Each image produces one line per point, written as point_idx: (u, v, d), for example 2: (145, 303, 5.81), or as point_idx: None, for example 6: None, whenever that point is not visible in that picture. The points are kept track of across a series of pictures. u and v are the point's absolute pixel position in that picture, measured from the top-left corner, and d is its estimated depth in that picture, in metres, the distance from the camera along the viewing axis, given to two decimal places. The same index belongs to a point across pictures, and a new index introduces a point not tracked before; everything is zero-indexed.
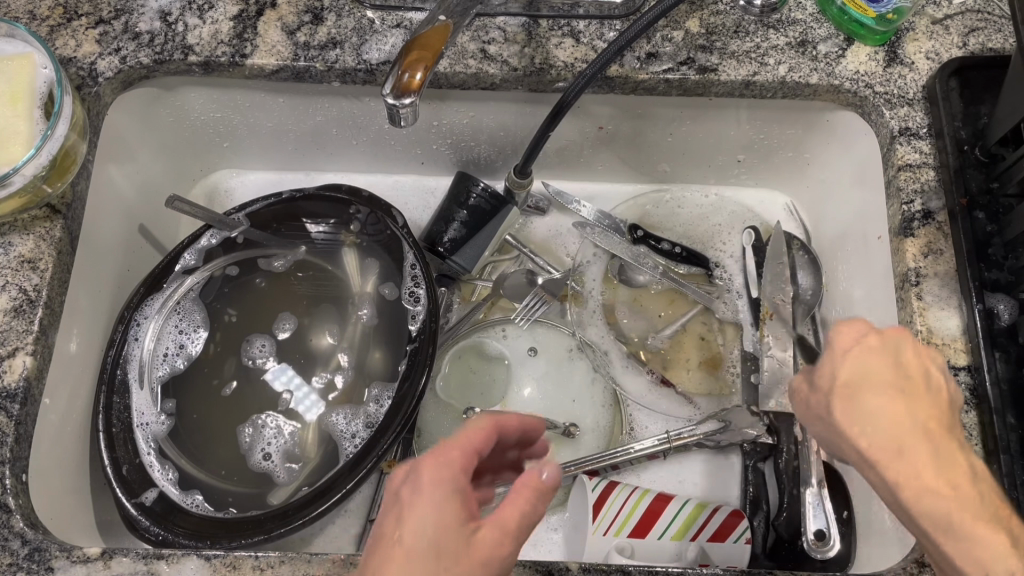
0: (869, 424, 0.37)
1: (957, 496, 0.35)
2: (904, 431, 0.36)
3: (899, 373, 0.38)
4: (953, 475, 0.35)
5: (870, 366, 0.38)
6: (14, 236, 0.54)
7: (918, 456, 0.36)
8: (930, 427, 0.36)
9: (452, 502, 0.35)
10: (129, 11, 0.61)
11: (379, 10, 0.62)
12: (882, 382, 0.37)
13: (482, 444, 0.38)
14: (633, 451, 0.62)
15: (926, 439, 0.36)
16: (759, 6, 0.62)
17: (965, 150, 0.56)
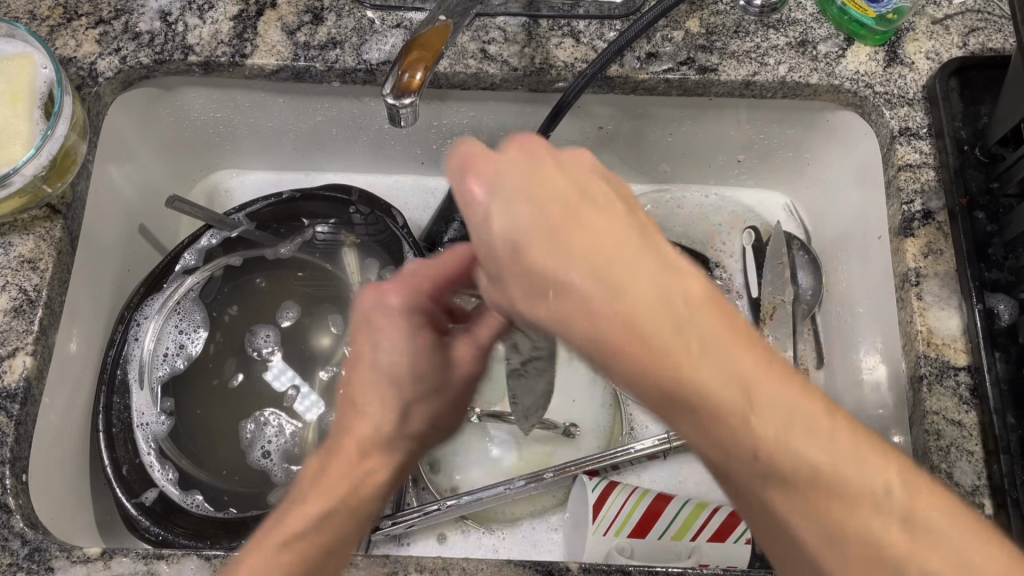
0: (698, 421, 0.27)
1: (850, 507, 0.27)
2: (772, 425, 0.27)
3: (665, 335, 0.26)
4: (839, 483, 0.27)
5: (642, 315, 0.26)
6: (14, 236, 0.54)
7: (792, 450, 0.27)
8: (756, 414, 0.26)
9: (413, 335, 0.36)
10: (129, 11, 0.61)
11: (379, 10, 0.62)
12: (601, 335, 0.27)
13: (454, 273, 0.36)
14: (633, 451, 0.62)
15: (793, 430, 0.27)
16: (758, 5, 0.62)
17: (965, 150, 0.56)
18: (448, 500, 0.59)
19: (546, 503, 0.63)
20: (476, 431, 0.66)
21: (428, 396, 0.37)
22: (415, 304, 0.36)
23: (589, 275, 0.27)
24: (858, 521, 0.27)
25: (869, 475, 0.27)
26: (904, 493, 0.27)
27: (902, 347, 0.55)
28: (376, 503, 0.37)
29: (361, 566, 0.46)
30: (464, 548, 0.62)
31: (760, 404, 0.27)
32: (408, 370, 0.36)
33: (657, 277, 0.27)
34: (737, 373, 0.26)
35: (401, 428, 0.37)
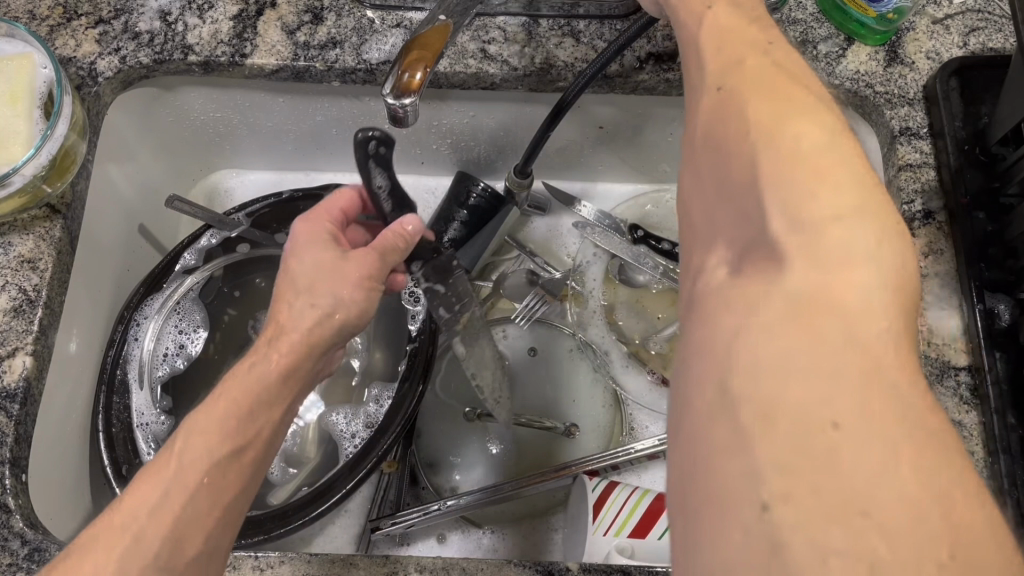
0: (838, 255, 0.24)
1: (825, 356, 0.23)
2: (780, 235, 0.25)
3: (823, 175, 0.25)
4: (832, 330, 0.23)
5: (840, 173, 0.25)
6: (14, 236, 0.54)
7: (778, 273, 0.25)
8: (870, 278, 0.24)
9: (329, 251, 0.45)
10: (128, 11, 0.61)
11: (379, 10, 0.61)
12: (761, 157, 0.27)
13: (347, 204, 0.50)
14: (633, 451, 0.62)
15: (808, 247, 0.25)
16: None
17: (965, 150, 0.56)
18: (448, 500, 0.59)
19: (547, 503, 0.64)
20: (476, 433, 0.66)
21: (332, 282, 0.43)
22: (316, 229, 0.46)
23: (815, 131, 0.27)
24: (826, 380, 0.23)
25: (872, 347, 0.23)
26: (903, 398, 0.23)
27: None
28: (299, 361, 0.41)
29: (360, 566, 0.46)
30: (464, 548, 0.62)
31: (778, 208, 0.26)
32: (300, 265, 0.44)
33: (830, 136, 0.27)
34: (794, 179, 0.26)
35: (316, 304, 0.43)
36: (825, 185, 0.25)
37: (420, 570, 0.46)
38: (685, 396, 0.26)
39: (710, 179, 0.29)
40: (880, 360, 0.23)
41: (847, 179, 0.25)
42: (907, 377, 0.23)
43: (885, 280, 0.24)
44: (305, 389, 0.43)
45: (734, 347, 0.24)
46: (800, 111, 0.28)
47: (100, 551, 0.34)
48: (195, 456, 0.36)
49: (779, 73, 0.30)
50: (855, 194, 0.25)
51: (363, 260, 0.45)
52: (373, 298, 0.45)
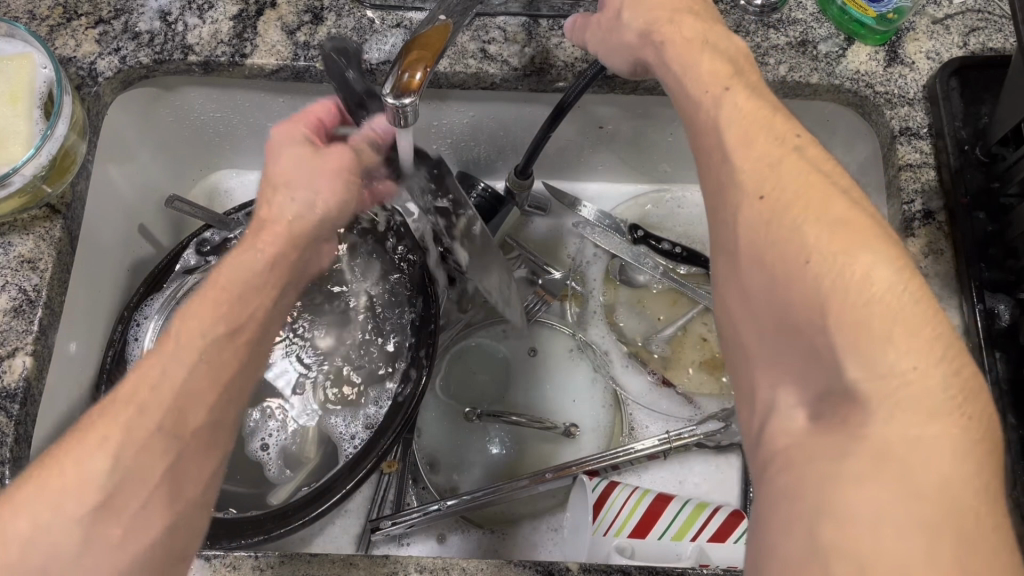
0: (919, 415, 0.26)
1: (911, 507, 0.25)
2: (859, 385, 0.27)
3: (902, 321, 0.27)
4: (918, 485, 0.25)
5: (912, 316, 0.27)
6: (14, 236, 0.53)
7: (862, 425, 0.27)
8: (946, 431, 0.26)
9: (307, 146, 0.47)
10: (128, 11, 0.61)
11: (379, 10, 0.62)
12: (824, 295, 0.28)
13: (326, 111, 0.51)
14: (633, 451, 0.62)
15: (887, 400, 0.26)
16: (759, 6, 0.62)
17: (965, 150, 0.56)
18: (448, 500, 0.59)
19: (546, 503, 0.64)
20: (477, 432, 0.66)
21: (311, 175, 0.46)
22: (295, 130, 0.48)
23: (879, 263, 0.28)
24: (913, 533, 0.24)
25: (957, 506, 0.25)
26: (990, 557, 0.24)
27: None
28: (283, 250, 0.43)
29: (360, 566, 0.46)
30: (464, 547, 0.62)
31: (851, 352, 0.27)
32: (277, 161, 0.46)
33: (900, 271, 0.28)
34: (865, 332, 0.27)
35: (296, 197, 0.45)
36: (898, 329, 0.27)
37: (420, 570, 0.46)
38: (772, 538, 0.28)
39: (766, 311, 0.31)
40: (962, 513, 0.25)
41: (920, 324, 0.27)
42: (992, 531, 0.25)
43: (963, 436, 0.26)
44: (292, 284, 0.45)
45: (821, 497, 0.26)
46: (862, 238, 0.29)
47: (106, 419, 0.34)
48: (193, 331, 0.38)
49: (827, 182, 0.31)
50: (933, 340, 0.27)
51: (340, 155, 0.47)
52: (350, 189, 0.48)
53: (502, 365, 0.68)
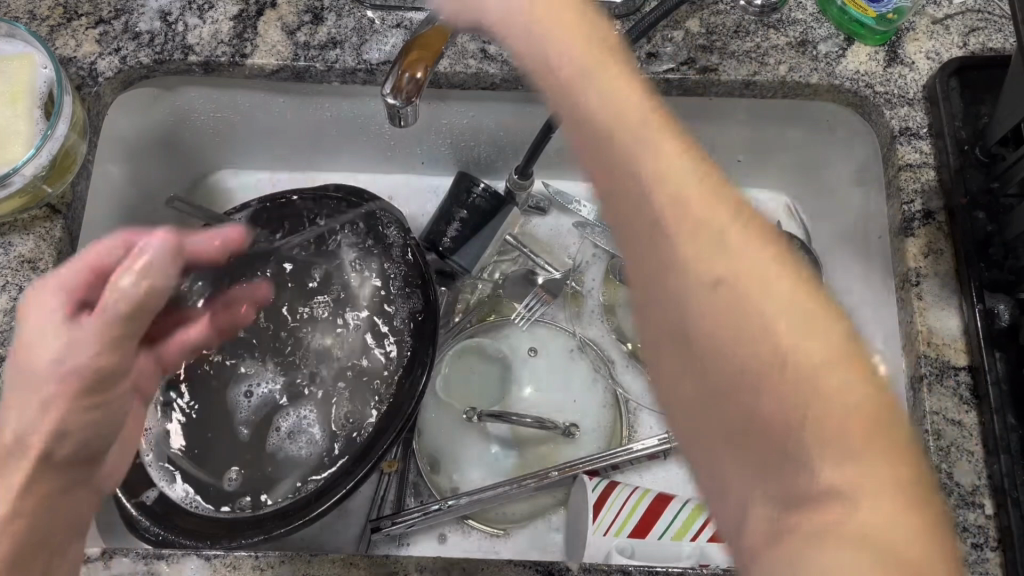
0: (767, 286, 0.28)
1: (755, 378, 0.27)
2: (707, 267, 0.29)
3: (667, 211, 0.30)
4: (781, 373, 0.27)
5: (670, 190, 0.30)
6: (14, 237, 0.54)
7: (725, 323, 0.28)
8: (796, 310, 0.28)
9: (60, 383, 0.38)
10: (129, 11, 0.61)
11: (379, 10, 0.62)
12: (614, 184, 0.32)
13: (110, 253, 0.41)
14: (633, 451, 0.62)
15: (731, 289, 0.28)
16: (758, 6, 0.62)
17: (965, 150, 0.56)
18: (448, 500, 0.60)
19: (545, 503, 0.63)
20: (476, 431, 0.66)
21: (64, 390, 0.38)
22: (61, 307, 0.39)
23: (690, 182, 0.30)
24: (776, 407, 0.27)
25: (821, 386, 0.26)
26: (846, 426, 0.26)
27: (903, 346, 0.55)
28: (37, 519, 0.37)
29: (360, 566, 0.46)
30: (464, 547, 0.62)
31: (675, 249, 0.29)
32: (31, 359, 0.38)
33: (683, 163, 0.31)
34: (638, 207, 0.30)
35: (51, 430, 0.38)
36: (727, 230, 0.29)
37: (420, 570, 0.46)
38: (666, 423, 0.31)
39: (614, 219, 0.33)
40: (829, 390, 0.26)
41: (690, 198, 0.30)
42: (862, 405, 0.26)
43: (799, 304, 0.28)
44: (61, 526, 0.39)
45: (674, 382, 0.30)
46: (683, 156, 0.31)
47: None
48: None
49: (624, 76, 0.34)
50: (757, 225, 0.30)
51: (87, 347, 0.38)
52: (103, 410, 0.40)
53: (502, 363, 0.68)
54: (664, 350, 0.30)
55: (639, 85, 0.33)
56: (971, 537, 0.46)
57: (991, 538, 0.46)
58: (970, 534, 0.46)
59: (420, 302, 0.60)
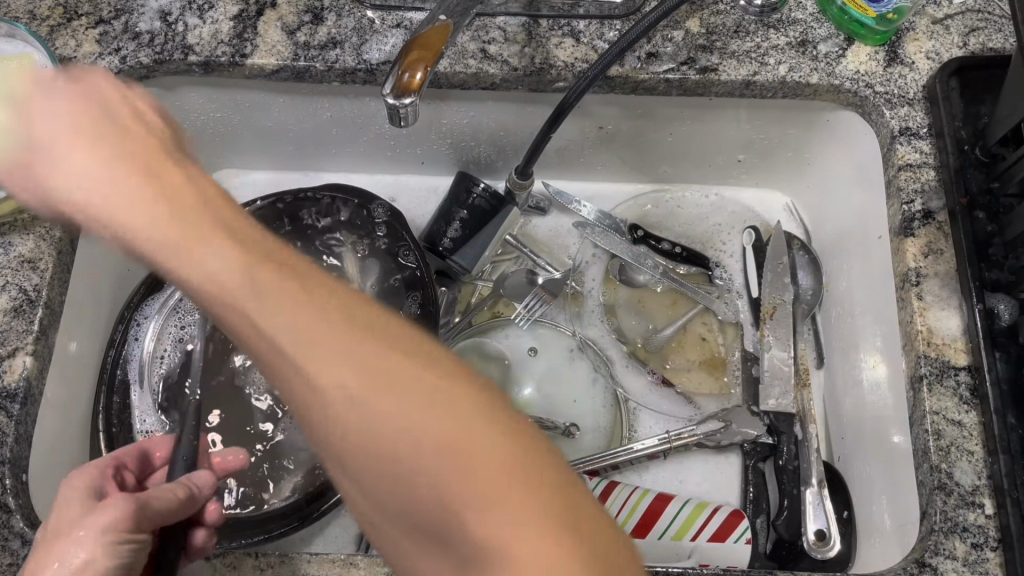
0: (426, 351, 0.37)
1: (427, 467, 0.34)
2: (399, 450, 0.34)
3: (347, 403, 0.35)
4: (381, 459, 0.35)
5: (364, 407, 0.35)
6: (14, 236, 0.54)
7: (422, 496, 0.34)
8: (417, 492, 0.34)
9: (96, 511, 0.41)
10: (129, 11, 0.61)
11: (379, 10, 0.62)
12: (382, 470, 0.35)
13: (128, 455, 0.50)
14: (634, 450, 0.62)
15: (420, 495, 0.34)
16: (758, 6, 0.62)
17: (965, 150, 0.56)
18: None
19: None
20: None
21: (99, 517, 0.40)
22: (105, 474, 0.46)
23: (303, 312, 0.36)
24: (408, 484, 0.35)
25: (392, 409, 0.35)
26: (454, 443, 0.34)
27: (903, 347, 0.55)
28: None
29: (361, 566, 0.46)
30: None
31: (369, 454, 0.35)
32: (62, 509, 0.42)
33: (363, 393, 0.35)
34: (393, 466, 0.35)
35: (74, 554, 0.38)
36: (343, 359, 0.36)
37: None
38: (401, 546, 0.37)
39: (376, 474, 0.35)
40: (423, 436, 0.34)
41: (375, 389, 0.35)
42: (542, 521, 0.33)
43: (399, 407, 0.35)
44: None
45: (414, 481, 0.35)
46: (300, 289, 0.37)
47: None
48: None
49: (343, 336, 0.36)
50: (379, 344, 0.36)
51: (149, 497, 0.43)
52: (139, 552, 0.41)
53: (501, 364, 0.68)
54: (389, 478, 0.35)
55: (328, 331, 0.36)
56: (971, 538, 0.46)
57: (991, 538, 0.46)
58: (970, 534, 0.46)
59: (421, 298, 0.60)
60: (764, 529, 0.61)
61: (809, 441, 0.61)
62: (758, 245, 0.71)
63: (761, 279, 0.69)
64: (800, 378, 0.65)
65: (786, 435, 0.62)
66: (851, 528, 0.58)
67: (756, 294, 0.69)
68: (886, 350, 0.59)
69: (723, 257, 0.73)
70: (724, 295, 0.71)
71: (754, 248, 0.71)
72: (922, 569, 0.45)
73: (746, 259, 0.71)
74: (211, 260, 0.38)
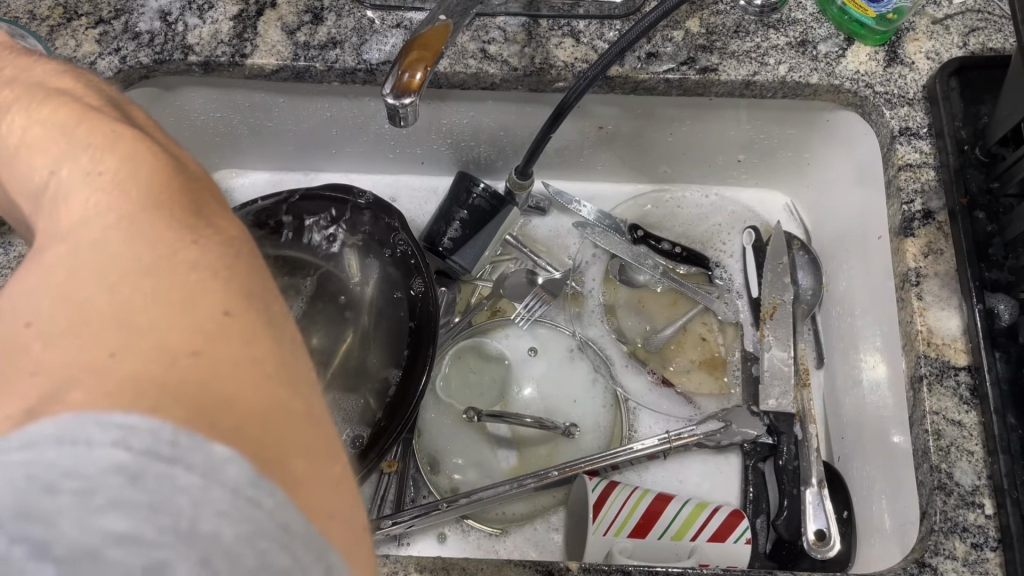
0: (188, 193, 0.26)
1: (93, 280, 0.23)
2: (52, 270, 0.23)
3: (71, 249, 0.24)
4: (33, 261, 0.24)
5: (89, 235, 0.24)
6: (15, 237, 0.54)
7: (46, 348, 0.21)
8: (43, 295, 0.22)
9: None
10: (129, 11, 0.61)
11: (379, 10, 0.62)
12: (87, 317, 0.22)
13: None
14: (634, 451, 0.62)
15: (69, 303, 0.22)
16: (758, 6, 0.62)
17: (965, 150, 0.56)
18: (450, 500, 0.60)
19: (546, 503, 0.63)
20: (476, 431, 0.66)
21: None
22: None
23: (42, 129, 0.28)
24: (38, 304, 0.22)
25: (81, 234, 0.24)
26: (203, 265, 0.24)
27: (902, 347, 0.55)
28: None
29: None
30: (464, 547, 0.62)
31: (51, 270, 0.23)
32: None
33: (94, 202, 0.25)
34: (126, 303, 0.22)
35: None
36: (62, 160, 0.27)
37: (420, 570, 0.45)
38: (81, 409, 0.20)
39: (75, 321, 0.22)
40: (108, 257, 0.23)
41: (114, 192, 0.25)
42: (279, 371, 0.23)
43: (97, 224, 0.24)
44: None
45: (112, 339, 0.21)
46: (49, 110, 0.29)
47: None
48: None
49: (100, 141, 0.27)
50: (100, 167, 0.26)
51: None
52: None
53: (501, 364, 0.68)
54: (85, 324, 0.22)
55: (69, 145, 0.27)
56: (971, 538, 0.46)
57: (991, 539, 0.46)
58: (970, 534, 0.46)
59: (423, 287, 0.60)
60: (764, 528, 0.61)
61: (809, 441, 0.61)
62: (758, 245, 0.71)
63: (761, 279, 0.69)
64: (801, 378, 0.65)
65: (786, 435, 0.62)
66: (851, 528, 0.59)
67: (756, 294, 0.69)
68: (886, 349, 0.59)
69: (723, 257, 0.73)
70: (724, 295, 0.71)
71: (754, 248, 0.71)
72: (922, 569, 0.45)
73: (746, 259, 0.71)
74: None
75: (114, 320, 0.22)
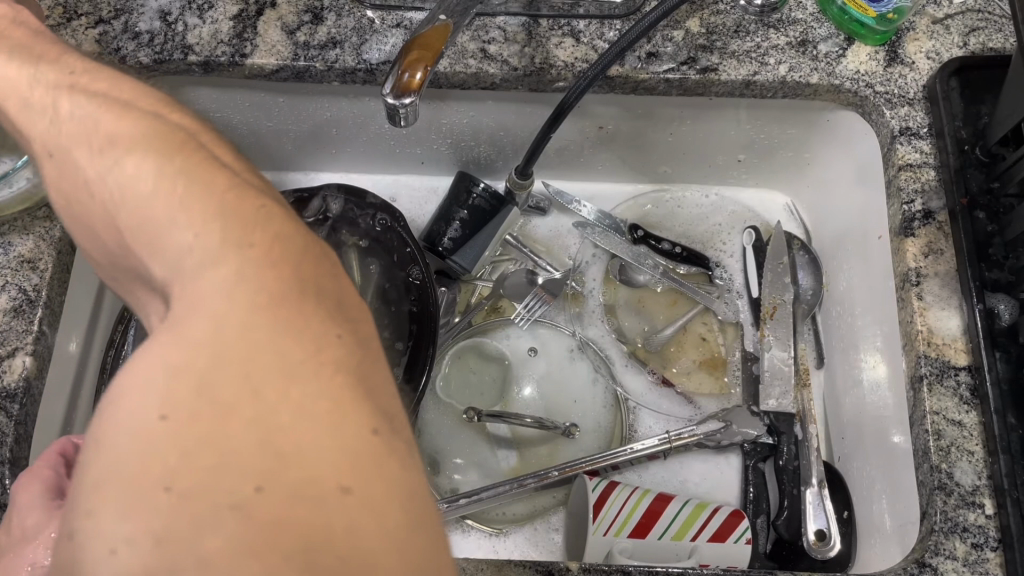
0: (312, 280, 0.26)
1: (234, 402, 0.23)
2: (186, 371, 0.23)
3: (202, 352, 0.23)
4: (164, 344, 0.24)
5: (219, 336, 0.24)
6: (15, 237, 0.54)
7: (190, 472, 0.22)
8: (184, 401, 0.23)
9: None
10: (129, 11, 0.61)
11: (379, 10, 0.62)
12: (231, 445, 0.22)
13: None
14: (634, 451, 0.62)
15: (207, 417, 0.23)
16: (759, 6, 0.62)
17: (965, 150, 0.56)
18: (456, 500, 0.60)
19: (546, 503, 0.63)
20: (476, 431, 0.66)
21: None
22: None
23: (146, 169, 0.26)
24: (175, 409, 0.23)
25: (212, 327, 0.24)
26: (335, 379, 0.24)
27: (903, 346, 0.55)
28: None
29: None
30: (466, 546, 0.62)
31: (185, 373, 0.23)
32: None
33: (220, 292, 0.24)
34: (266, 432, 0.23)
35: None
36: (177, 224, 0.25)
37: None
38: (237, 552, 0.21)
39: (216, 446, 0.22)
40: (243, 371, 0.23)
41: (239, 284, 0.24)
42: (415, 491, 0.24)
43: (238, 328, 0.24)
44: None
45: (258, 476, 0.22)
46: (155, 144, 0.27)
47: None
48: None
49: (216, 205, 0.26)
50: (221, 245, 0.25)
51: None
52: None
53: (502, 364, 0.69)
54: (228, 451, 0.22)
55: (182, 202, 0.26)
56: (971, 538, 0.46)
57: (991, 539, 0.46)
58: (969, 534, 0.46)
59: (423, 287, 0.61)
60: (764, 529, 0.61)
61: (809, 441, 0.61)
62: (758, 245, 0.71)
63: (761, 279, 0.69)
64: (801, 377, 0.65)
65: (787, 435, 0.62)
66: (852, 528, 0.58)
67: (756, 294, 0.69)
68: (886, 349, 0.59)
69: (723, 257, 0.73)
70: (724, 294, 0.71)
71: (754, 248, 0.71)
72: (922, 569, 0.45)
73: (746, 259, 0.71)
74: (77, 124, 0.28)
75: (259, 449, 0.23)
